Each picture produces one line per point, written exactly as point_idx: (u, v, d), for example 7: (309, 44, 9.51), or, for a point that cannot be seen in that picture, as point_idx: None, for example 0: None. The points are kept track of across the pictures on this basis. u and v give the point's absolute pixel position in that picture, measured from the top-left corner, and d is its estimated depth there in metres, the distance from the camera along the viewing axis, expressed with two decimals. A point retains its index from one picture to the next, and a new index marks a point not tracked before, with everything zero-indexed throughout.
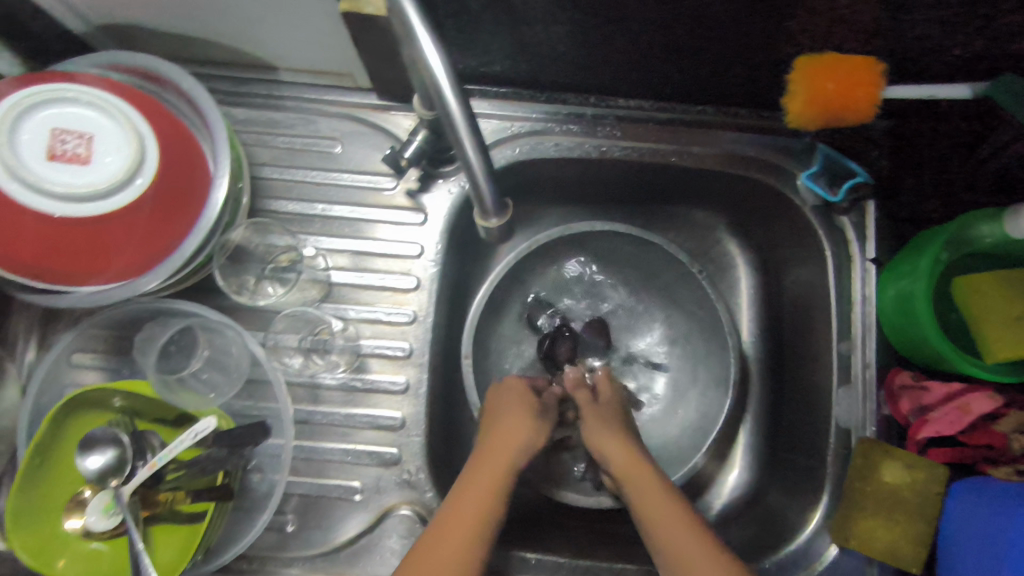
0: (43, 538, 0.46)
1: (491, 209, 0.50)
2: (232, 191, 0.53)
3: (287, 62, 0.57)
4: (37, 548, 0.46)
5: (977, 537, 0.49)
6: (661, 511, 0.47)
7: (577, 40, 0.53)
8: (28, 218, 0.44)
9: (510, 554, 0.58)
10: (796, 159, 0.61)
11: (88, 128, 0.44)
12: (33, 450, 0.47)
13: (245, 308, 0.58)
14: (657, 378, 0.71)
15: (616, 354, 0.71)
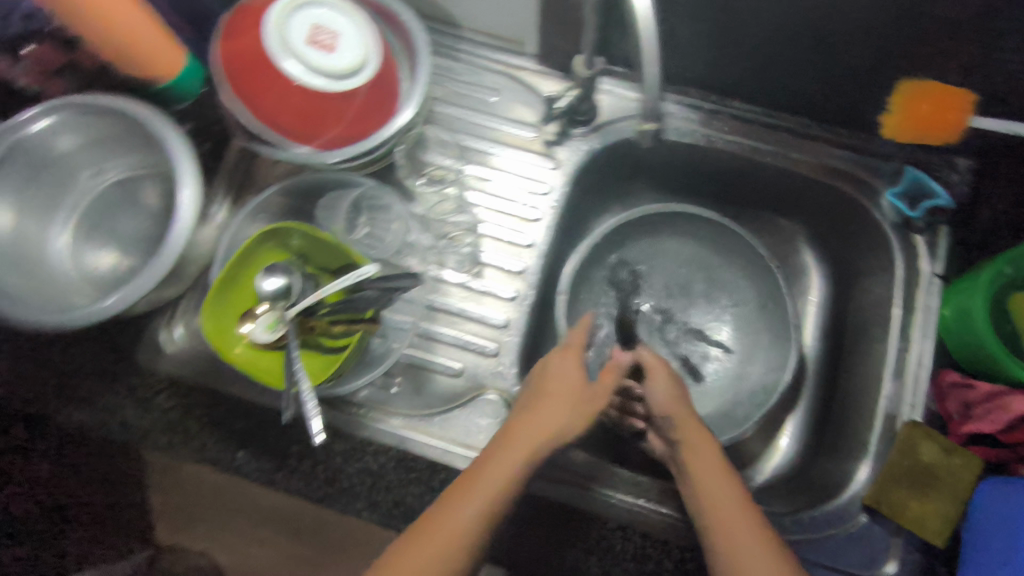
0: (223, 332, 0.58)
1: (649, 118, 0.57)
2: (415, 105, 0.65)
3: (474, 24, 0.71)
4: (219, 337, 0.57)
5: (1004, 517, 0.55)
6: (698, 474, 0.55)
7: (717, 38, 0.64)
8: (281, 83, 0.57)
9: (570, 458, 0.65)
10: (883, 179, 0.70)
11: (339, 27, 0.57)
12: (232, 263, 0.58)
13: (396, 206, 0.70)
14: (719, 352, 0.78)
15: (687, 328, 0.79)
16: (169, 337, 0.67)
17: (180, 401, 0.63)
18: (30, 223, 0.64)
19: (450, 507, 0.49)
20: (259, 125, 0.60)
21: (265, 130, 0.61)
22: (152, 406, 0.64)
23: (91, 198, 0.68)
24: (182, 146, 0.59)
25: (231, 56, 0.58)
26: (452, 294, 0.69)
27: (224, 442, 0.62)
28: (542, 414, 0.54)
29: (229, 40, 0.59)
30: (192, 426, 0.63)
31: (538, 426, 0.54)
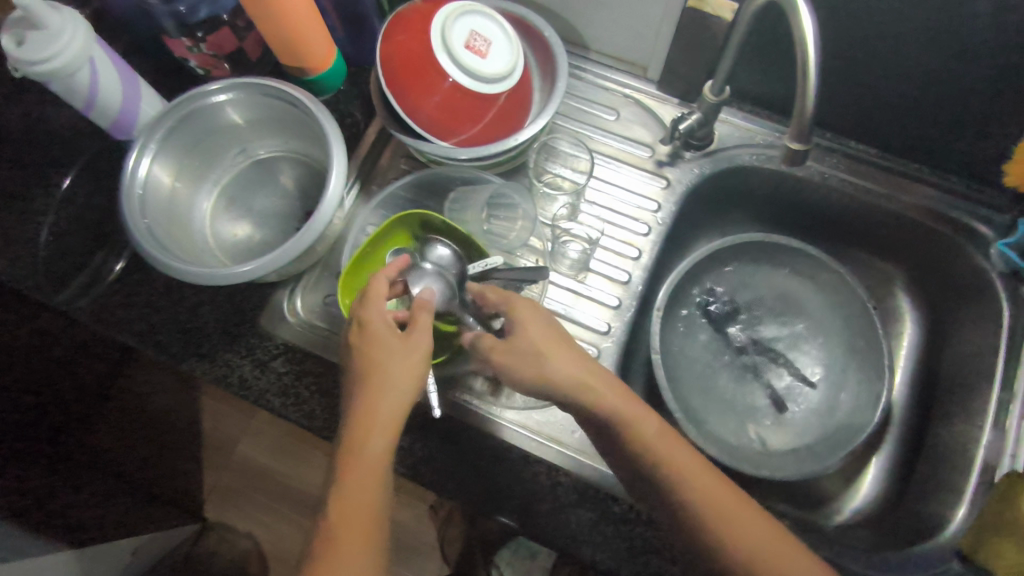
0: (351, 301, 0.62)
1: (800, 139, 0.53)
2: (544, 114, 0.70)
3: (603, 45, 0.76)
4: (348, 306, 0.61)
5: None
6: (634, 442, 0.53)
7: (843, 76, 0.66)
8: (435, 81, 0.62)
9: None
10: (994, 229, 0.70)
11: (490, 36, 0.63)
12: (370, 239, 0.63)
13: None
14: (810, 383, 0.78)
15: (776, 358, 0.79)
16: (291, 309, 0.71)
17: (294, 367, 0.67)
18: (183, 187, 0.69)
19: (357, 496, 0.48)
20: (408, 119, 0.64)
21: (411, 123, 0.64)
22: (268, 369, 0.67)
23: (235, 172, 0.74)
24: (332, 127, 0.64)
25: (389, 56, 0.63)
26: (556, 296, 0.70)
27: (331, 410, 0.66)
28: (382, 404, 0.51)
29: (388, 42, 0.64)
30: (303, 392, 0.67)
31: (385, 417, 0.51)
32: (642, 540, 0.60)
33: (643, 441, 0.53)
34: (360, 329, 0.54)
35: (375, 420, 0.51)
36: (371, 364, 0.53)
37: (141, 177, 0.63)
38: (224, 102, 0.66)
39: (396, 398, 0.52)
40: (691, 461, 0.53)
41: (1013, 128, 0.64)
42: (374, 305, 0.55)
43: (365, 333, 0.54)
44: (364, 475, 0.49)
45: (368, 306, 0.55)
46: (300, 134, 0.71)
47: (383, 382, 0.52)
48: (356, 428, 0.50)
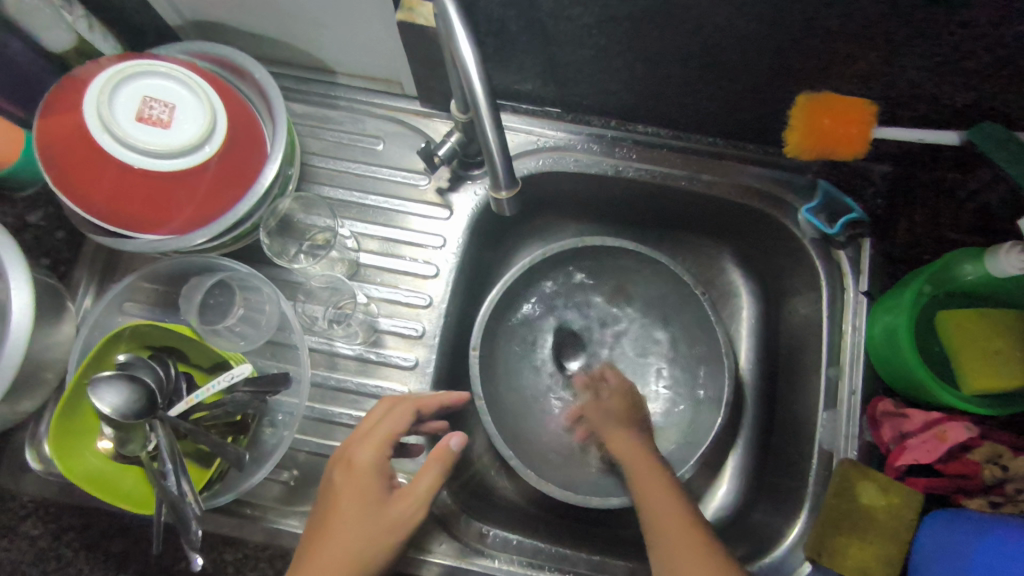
0: (73, 440, 0.52)
1: (505, 185, 0.47)
2: (283, 170, 0.60)
3: (345, 67, 0.65)
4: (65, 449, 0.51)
5: (945, 561, 0.50)
6: (660, 500, 0.53)
7: (601, 65, 0.58)
8: (112, 166, 0.51)
9: (488, 535, 0.60)
10: (798, 195, 0.65)
11: (172, 98, 0.51)
12: (91, 359, 0.52)
13: (279, 276, 0.64)
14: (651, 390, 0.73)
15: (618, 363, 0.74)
16: (35, 452, 0.59)
17: (47, 527, 0.57)
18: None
19: None
20: (92, 215, 0.53)
21: (103, 220, 0.54)
22: (18, 534, 0.57)
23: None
24: (5, 243, 0.53)
25: (54, 139, 0.51)
26: (346, 370, 0.62)
27: (101, 566, 0.56)
28: (350, 536, 0.49)
29: (52, 123, 0.52)
30: (65, 553, 0.56)
31: (342, 545, 0.49)
32: None
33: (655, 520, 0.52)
34: (341, 460, 0.53)
35: (332, 560, 0.48)
36: (347, 504, 0.50)
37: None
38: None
39: (352, 535, 0.49)
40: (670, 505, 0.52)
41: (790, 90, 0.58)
42: (372, 441, 0.53)
43: (351, 465, 0.52)
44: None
45: (363, 442, 0.53)
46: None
47: (340, 528, 0.50)
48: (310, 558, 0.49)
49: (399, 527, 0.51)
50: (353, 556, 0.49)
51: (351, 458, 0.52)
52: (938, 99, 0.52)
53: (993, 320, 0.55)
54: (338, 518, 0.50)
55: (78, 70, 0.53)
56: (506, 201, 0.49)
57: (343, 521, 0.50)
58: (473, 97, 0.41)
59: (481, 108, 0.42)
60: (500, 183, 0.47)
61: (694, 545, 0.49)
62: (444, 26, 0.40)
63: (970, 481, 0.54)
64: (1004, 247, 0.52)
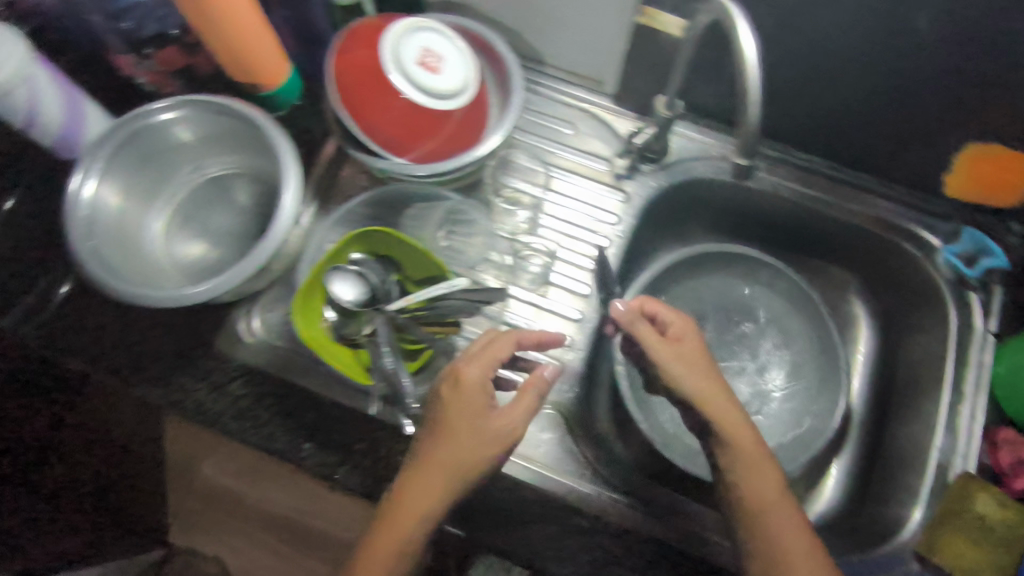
0: (310, 313, 0.61)
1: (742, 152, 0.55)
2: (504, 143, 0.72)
3: (557, 60, 0.76)
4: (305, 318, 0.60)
5: None
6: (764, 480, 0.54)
7: (792, 88, 0.67)
8: (390, 96, 0.62)
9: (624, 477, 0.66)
10: (940, 236, 0.72)
11: (446, 51, 0.62)
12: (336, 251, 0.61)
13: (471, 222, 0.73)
14: (768, 392, 0.79)
15: (739, 364, 0.81)
16: (248, 327, 0.69)
17: (252, 389, 0.66)
18: (133, 208, 0.68)
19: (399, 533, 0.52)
20: (365, 137, 0.64)
21: (371, 141, 0.64)
22: (224, 392, 0.66)
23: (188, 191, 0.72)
24: (288, 152, 0.63)
25: (343, 70, 0.63)
26: (518, 311, 0.71)
27: (291, 432, 0.65)
28: (462, 451, 0.52)
29: (342, 57, 0.63)
30: (262, 414, 0.65)
31: (456, 459, 0.52)
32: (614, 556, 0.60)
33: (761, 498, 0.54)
34: (449, 385, 0.53)
35: (439, 478, 0.52)
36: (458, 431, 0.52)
37: (87, 199, 0.62)
38: (173, 116, 0.65)
39: (456, 453, 0.52)
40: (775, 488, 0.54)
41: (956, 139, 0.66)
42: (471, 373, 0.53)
43: (456, 382, 0.53)
44: (410, 513, 0.52)
45: (473, 360, 0.54)
46: (253, 151, 0.70)
47: (451, 441, 0.52)
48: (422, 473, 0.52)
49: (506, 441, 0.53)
50: (457, 475, 0.52)
51: (458, 387, 0.53)
52: None
53: None
54: (445, 441, 0.52)
55: (359, 22, 0.65)
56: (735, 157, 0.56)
57: (451, 436, 0.52)
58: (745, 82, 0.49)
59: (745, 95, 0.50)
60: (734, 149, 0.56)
61: (799, 534, 0.53)
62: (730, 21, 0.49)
63: None
64: None
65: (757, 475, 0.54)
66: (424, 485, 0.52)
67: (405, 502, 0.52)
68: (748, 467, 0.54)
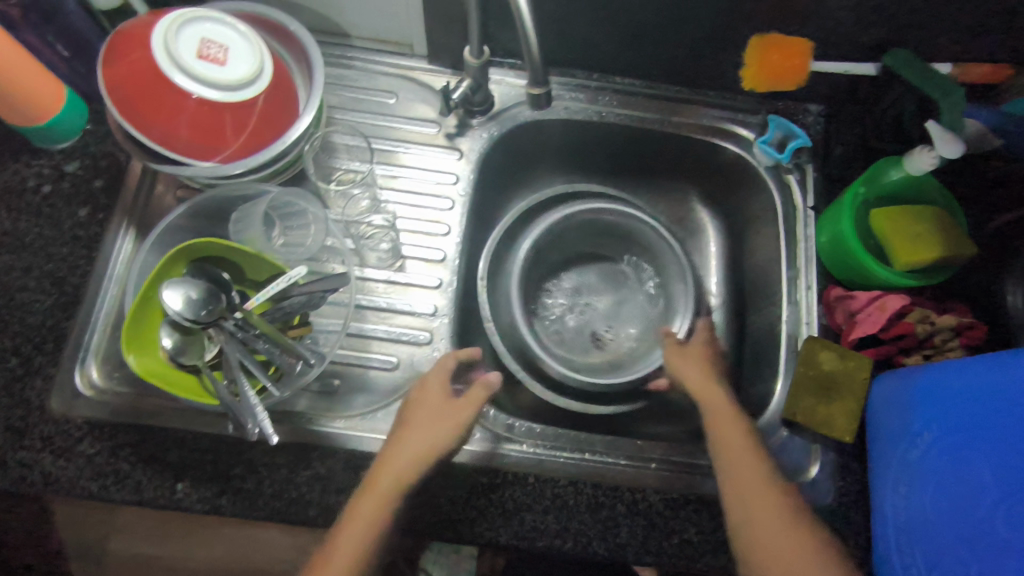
0: (146, 339, 0.58)
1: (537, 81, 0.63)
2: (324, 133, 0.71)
3: (361, 29, 0.74)
4: (135, 344, 0.57)
5: (894, 415, 0.63)
6: (760, 508, 0.55)
7: (588, 18, 0.69)
8: (173, 96, 0.57)
9: (500, 420, 0.67)
10: (753, 131, 0.77)
11: (226, 41, 0.58)
12: (160, 270, 0.58)
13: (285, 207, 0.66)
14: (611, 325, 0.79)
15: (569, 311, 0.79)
16: (86, 379, 0.63)
17: (105, 444, 0.61)
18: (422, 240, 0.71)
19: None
20: (170, 151, 0.60)
21: (166, 149, 0.60)
22: (74, 453, 0.61)
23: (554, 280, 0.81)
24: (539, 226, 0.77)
25: (115, 77, 0.58)
26: (377, 291, 0.69)
27: (159, 476, 0.61)
28: (406, 445, 0.57)
29: (113, 66, 0.58)
30: (123, 466, 0.61)
31: (402, 457, 0.57)
32: (513, 501, 0.62)
33: (737, 485, 0.56)
34: (405, 429, 0.58)
35: (382, 490, 0.55)
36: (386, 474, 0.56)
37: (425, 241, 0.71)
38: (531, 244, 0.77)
39: (404, 463, 0.56)
40: (757, 490, 0.55)
41: (740, 39, 0.69)
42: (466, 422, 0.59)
43: (424, 389, 0.61)
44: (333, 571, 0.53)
45: (438, 374, 0.62)
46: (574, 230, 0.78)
47: (422, 441, 0.57)
48: (349, 516, 0.55)
49: (456, 422, 0.58)
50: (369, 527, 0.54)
51: (410, 437, 0.58)
52: (859, 38, 0.65)
53: (913, 209, 0.66)
54: (378, 483, 0.56)
55: (122, 26, 0.60)
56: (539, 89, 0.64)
57: (415, 434, 0.58)
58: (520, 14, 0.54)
59: (528, 23, 0.55)
60: (534, 83, 0.64)
61: (767, 504, 0.55)
62: None
63: (908, 340, 0.65)
64: (919, 148, 0.64)
65: (744, 491, 0.56)
66: (373, 504, 0.55)
67: (352, 524, 0.54)
68: (728, 463, 0.57)
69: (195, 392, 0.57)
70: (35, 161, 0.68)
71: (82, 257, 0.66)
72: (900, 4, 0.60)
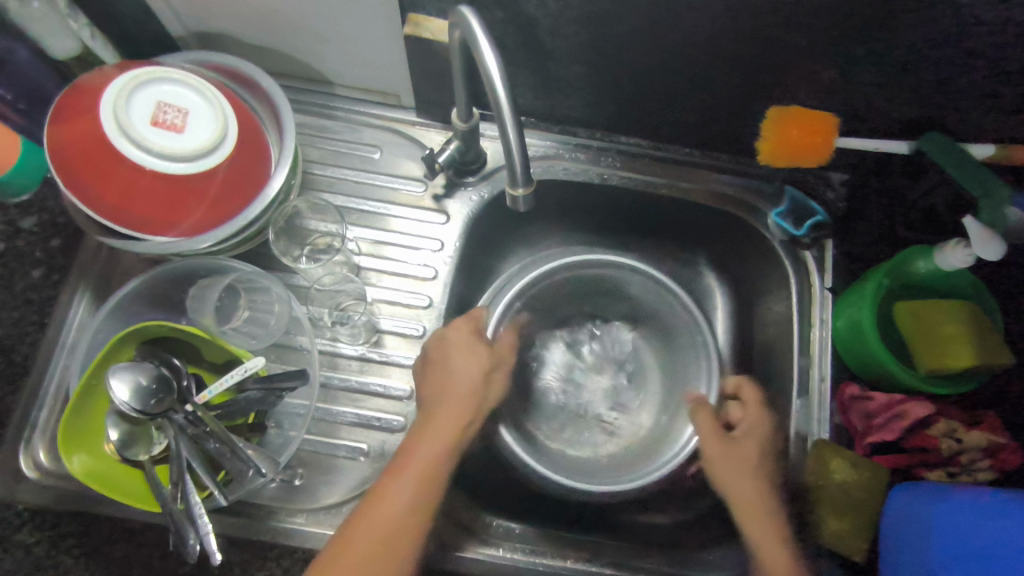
0: (87, 432, 0.53)
1: (522, 182, 0.49)
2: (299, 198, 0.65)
3: (344, 80, 0.68)
4: (73, 439, 0.51)
5: (912, 538, 0.56)
6: None
7: (591, 79, 0.62)
8: (124, 166, 0.52)
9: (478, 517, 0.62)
10: (767, 201, 0.71)
11: (186, 104, 0.53)
12: (105, 355, 0.53)
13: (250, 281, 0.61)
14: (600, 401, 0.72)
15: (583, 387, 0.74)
16: (31, 460, 0.59)
17: (45, 534, 0.56)
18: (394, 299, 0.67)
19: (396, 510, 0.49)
20: (122, 224, 0.55)
21: (110, 219, 0.55)
22: (13, 543, 0.56)
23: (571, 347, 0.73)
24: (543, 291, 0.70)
25: (62, 137, 0.53)
26: (349, 369, 0.64)
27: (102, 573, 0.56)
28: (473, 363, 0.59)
29: (62, 124, 0.53)
30: (64, 560, 0.56)
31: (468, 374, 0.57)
32: None
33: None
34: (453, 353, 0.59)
35: (454, 398, 0.56)
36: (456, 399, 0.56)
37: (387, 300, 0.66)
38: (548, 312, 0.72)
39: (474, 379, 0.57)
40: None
41: (758, 106, 0.62)
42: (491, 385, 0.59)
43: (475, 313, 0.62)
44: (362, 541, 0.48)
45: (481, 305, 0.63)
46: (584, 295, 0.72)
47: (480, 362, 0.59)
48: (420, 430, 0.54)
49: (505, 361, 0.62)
50: (435, 465, 0.52)
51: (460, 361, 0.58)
52: (892, 114, 0.58)
53: (947, 307, 0.59)
54: (448, 399, 0.56)
55: (83, 79, 0.55)
56: (522, 198, 0.51)
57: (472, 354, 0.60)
58: (495, 101, 0.44)
59: (502, 109, 0.44)
60: (514, 179, 0.49)
61: None
62: (469, 39, 0.45)
63: (931, 453, 0.59)
64: (953, 242, 0.58)
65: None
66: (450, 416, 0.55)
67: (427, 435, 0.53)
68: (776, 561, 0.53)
69: (137, 494, 0.52)
70: None
71: (34, 323, 0.62)
72: (941, 84, 0.53)
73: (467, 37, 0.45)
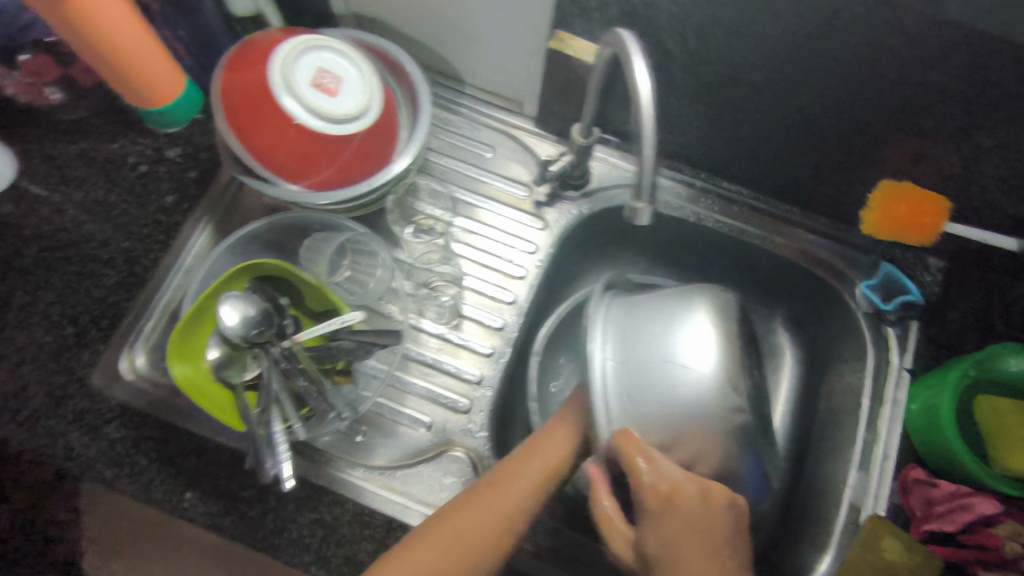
0: (190, 347, 0.57)
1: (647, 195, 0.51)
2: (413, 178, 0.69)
3: (477, 80, 0.73)
4: (180, 350, 0.56)
5: None
6: None
7: (711, 120, 0.65)
8: (276, 117, 0.57)
9: None
10: (859, 270, 0.71)
11: (342, 73, 0.58)
12: (223, 280, 0.57)
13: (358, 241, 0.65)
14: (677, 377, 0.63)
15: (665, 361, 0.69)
16: (129, 363, 0.64)
17: (129, 433, 0.61)
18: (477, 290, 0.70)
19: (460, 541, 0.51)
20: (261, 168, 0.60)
21: (252, 161, 0.60)
22: (100, 435, 0.61)
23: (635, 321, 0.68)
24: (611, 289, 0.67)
25: (228, 83, 0.59)
26: (428, 346, 0.68)
27: (170, 480, 0.59)
28: (556, 442, 0.59)
29: (229, 72, 0.59)
30: (140, 461, 0.60)
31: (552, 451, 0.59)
32: None
33: None
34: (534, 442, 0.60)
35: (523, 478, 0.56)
36: (526, 475, 0.57)
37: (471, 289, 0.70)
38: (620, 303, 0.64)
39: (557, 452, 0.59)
40: None
41: (869, 176, 0.63)
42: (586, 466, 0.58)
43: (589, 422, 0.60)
44: (466, 531, 0.51)
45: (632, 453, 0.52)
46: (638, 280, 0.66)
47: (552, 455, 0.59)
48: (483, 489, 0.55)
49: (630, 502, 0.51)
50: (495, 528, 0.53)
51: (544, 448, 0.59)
52: (1005, 208, 0.59)
53: None
54: (508, 476, 0.56)
55: (257, 34, 0.61)
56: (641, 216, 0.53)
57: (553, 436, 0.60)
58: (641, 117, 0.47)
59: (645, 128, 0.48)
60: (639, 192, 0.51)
61: None
62: (624, 58, 0.48)
63: (991, 552, 0.58)
64: None
65: None
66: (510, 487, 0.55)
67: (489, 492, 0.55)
68: None
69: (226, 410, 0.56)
70: (139, 139, 0.70)
71: (158, 242, 0.68)
72: None
73: (624, 54, 0.48)
